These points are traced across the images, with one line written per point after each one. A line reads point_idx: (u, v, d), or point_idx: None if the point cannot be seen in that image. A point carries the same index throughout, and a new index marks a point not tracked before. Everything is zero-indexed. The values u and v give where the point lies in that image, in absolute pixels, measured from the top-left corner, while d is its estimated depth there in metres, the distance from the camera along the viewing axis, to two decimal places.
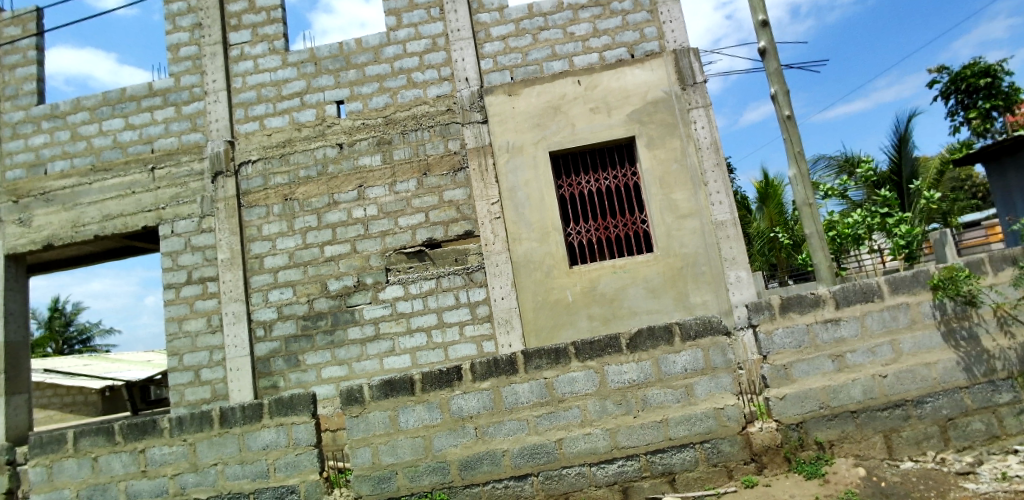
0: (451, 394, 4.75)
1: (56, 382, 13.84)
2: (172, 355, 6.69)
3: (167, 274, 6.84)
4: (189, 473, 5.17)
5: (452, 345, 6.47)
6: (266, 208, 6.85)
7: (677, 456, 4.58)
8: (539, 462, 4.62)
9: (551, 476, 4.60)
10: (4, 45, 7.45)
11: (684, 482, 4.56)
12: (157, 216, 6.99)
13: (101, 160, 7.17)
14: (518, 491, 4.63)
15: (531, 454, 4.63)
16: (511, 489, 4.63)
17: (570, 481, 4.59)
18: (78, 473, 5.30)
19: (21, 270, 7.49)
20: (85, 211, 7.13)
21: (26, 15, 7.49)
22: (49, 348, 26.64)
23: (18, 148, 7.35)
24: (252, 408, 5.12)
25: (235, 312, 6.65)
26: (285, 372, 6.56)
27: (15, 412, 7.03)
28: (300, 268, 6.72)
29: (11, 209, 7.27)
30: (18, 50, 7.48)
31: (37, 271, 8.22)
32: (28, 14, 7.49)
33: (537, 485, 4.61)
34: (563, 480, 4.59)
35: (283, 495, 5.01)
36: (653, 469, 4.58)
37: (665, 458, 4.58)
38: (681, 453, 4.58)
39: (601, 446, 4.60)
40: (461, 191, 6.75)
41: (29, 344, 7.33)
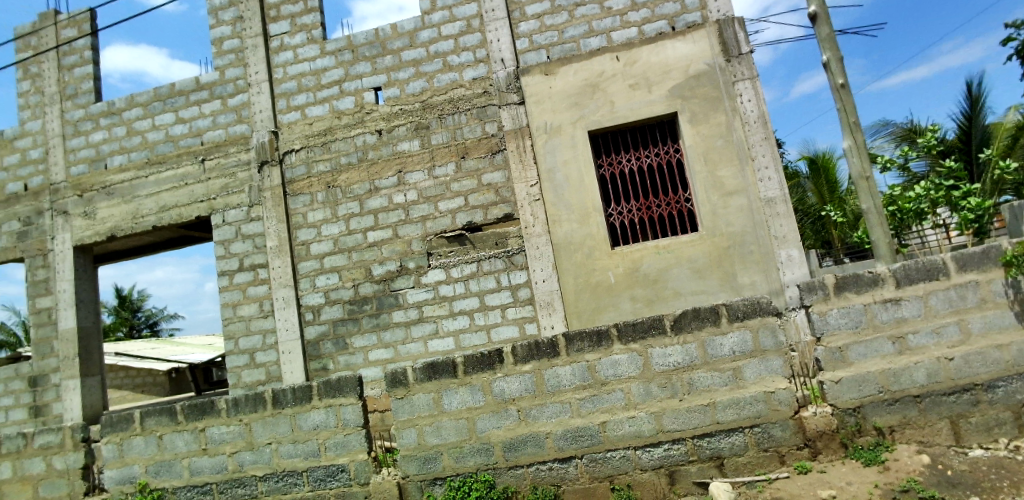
0: (492, 377, 4.78)
1: (132, 365, 14.61)
2: (229, 338, 7.00)
3: (220, 262, 7.12)
4: (246, 451, 5.72)
5: (494, 328, 6.50)
6: (310, 196, 7.01)
7: (725, 441, 4.47)
8: (583, 445, 4.61)
9: (595, 458, 4.60)
10: (63, 47, 7.87)
11: (733, 466, 4.46)
12: (209, 207, 7.27)
13: (155, 154, 7.50)
14: (561, 473, 4.65)
15: (574, 436, 4.62)
16: (555, 472, 4.66)
17: (614, 464, 4.58)
18: (145, 450, 5.95)
19: (89, 261, 7.97)
20: (143, 203, 7.50)
21: (81, 17, 7.88)
22: (122, 331, 28.39)
23: (80, 145, 7.77)
24: (302, 390, 5.61)
25: (286, 297, 6.87)
26: (334, 355, 6.74)
27: (90, 393, 7.56)
28: (344, 253, 6.86)
29: (77, 203, 7.72)
30: (75, 51, 7.88)
31: (104, 261, 8.72)
32: (81, 15, 7.87)
33: (581, 467, 4.62)
34: (608, 463, 4.59)
35: (334, 472, 5.48)
36: (700, 453, 4.49)
37: (712, 443, 4.48)
38: (729, 438, 4.47)
39: (646, 430, 4.54)
40: (500, 174, 6.70)
41: (99, 329, 7.82)
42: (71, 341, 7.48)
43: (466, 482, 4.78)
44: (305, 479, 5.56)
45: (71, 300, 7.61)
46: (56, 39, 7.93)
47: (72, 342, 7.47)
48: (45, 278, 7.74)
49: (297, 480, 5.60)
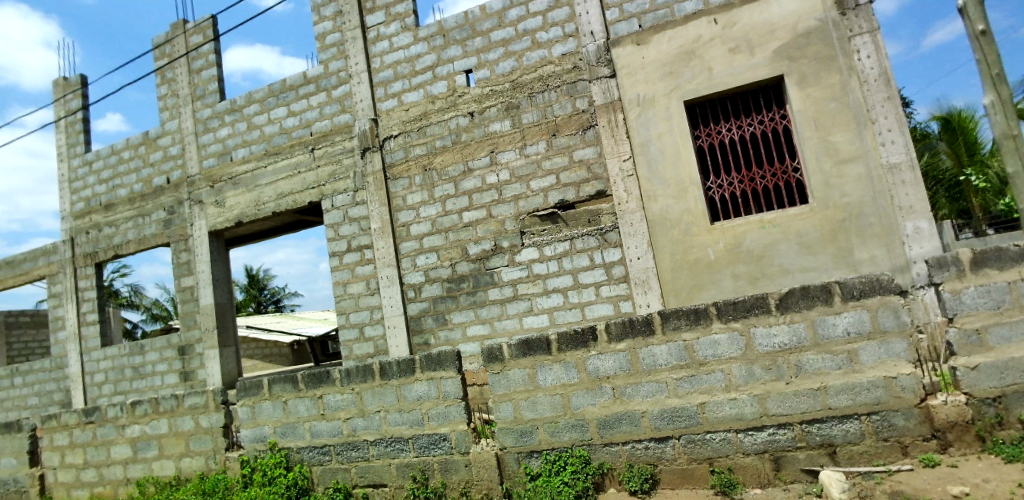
0: (587, 354, 4.79)
1: (256, 337, 15.81)
2: (340, 314, 7.58)
3: (331, 243, 7.68)
4: (359, 417, 6.27)
5: (588, 305, 6.49)
6: (409, 179, 7.32)
7: (838, 428, 4.19)
8: (680, 426, 4.53)
9: (694, 439, 4.51)
10: (191, 53, 8.83)
11: (847, 455, 4.18)
12: (319, 193, 7.82)
13: (272, 145, 8.17)
14: (658, 453, 4.63)
15: (671, 417, 4.56)
16: (651, 451, 4.64)
17: (714, 446, 4.46)
18: (274, 413, 6.68)
19: (221, 245, 8.92)
20: (263, 191, 8.23)
21: (205, 24, 8.77)
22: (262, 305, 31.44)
23: (209, 140, 8.63)
24: (406, 363, 6.04)
25: (389, 276, 7.29)
26: (434, 330, 7.09)
27: (226, 361, 8.61)
28: (441, 234, 7.12)
29: (209, 193, 8.63)
30: (201, 55, 8.79)
31: (234, 245, 9.71)
32: (205, 22, 8.75)
33: (679, 448, 4.56)
34: (707, 445, 4.48)
35: (437, 441, 5.87)
36: (809, 440, 4.26)
37: (823, 429, 4.22)
38: (843, 425, 4.18)
39: (748, 413, 4.37)
40: (591, 150, 6.60)
41: (232, 305, 8.79)
42: (209, 316, 8.50)
43: (562, 456, 4.90)
44: (410, 445, 5.99)
45: (208, 280, 8.60)
46: (185, 45, 8.90)
47: (211, 317, 8.49)
48: (187, 260, 8.84)
49: (403, 446, 6.02)
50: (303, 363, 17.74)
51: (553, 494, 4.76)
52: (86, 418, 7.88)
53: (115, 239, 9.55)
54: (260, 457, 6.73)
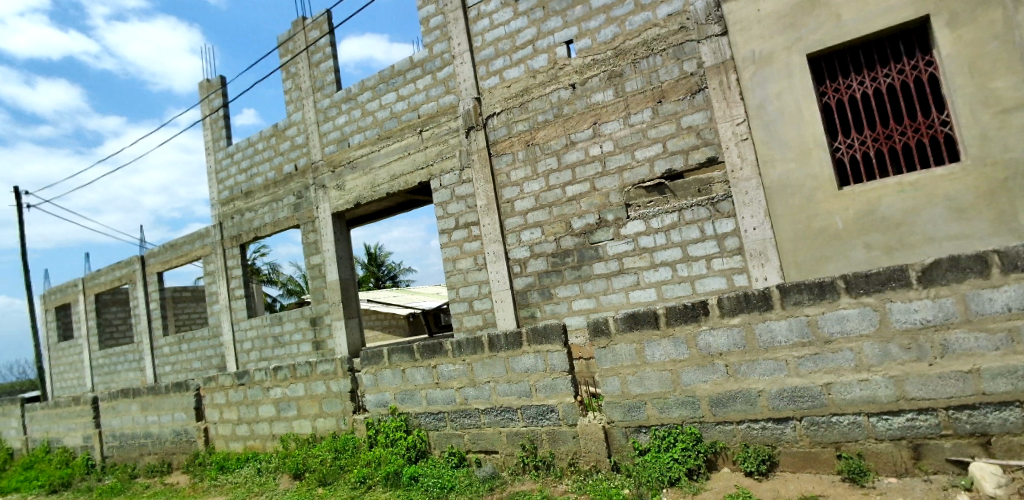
0: (698, 329, 4.62)
1: (375, 308, 16.77)
2: (451, 288, 7.89)
3: (440, 221, 7.97)
4: (470, 387, 6.57)
5: (699, 279, 6.24)
6: (512, 156, 7.38)
7: (993, 416, 3.73)
8: (802, 406, 4.27)
9: (817, 422, 4.24)
10: (311, 47, 9.54)
11: (1005, 447, 3.71)
12: (428, 173, 8.11)
13: (384, 129, 8.62)
14: (777, 433, 4.39)
15: (792, 397, 4.29)
16: (770, 432, 4.42)
17: (842, 430, 4.16)
18: (394, 380, 7.23)
19: (343, 225, 9.60)
20: (378, 173, 8.72)
21: (320, 19, 9.42)
22: (384, 281, 33.32)
23: (329, 128, 9.32)
24: (514, 335, 6.20)
25: (495, 252, 7.44)
26: (540, 304, 7.18)
27: (351, 332, 9.37)
28: (546, 209, 7.13)
29: (330, 177, 9.30)
30: (319, 49, 9.48)
31: (355, 225, 10.41)
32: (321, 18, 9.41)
33: (800, 430, 4.30)
34: (833, 428, 4.19)
35: (545, 412, 6.02)
36: (956, 427, 3.83)
37: (974, 417, 3.78)
38: (1001, 412, 3.71)
39: (882, 395, 4.01)
40: (701, 115, 6.27)
41: (355, 281, 9.48)
42: (335, 291, 9.25)
43: (671, 433, 4.82)
44: (519, 415, 6.21)
45: (333, 257, 9.31)
46: (306, 40, 9.63)
47: (336, 291, 9.24)
48: (315, 240, 9.60)
49: (512, 415, 6.27)
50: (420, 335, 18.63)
51: (664, 470, 4.70)
52: (238, 381, 8.88)
53: (255, 223, 10.54)
54: (383, 420, 7.33)
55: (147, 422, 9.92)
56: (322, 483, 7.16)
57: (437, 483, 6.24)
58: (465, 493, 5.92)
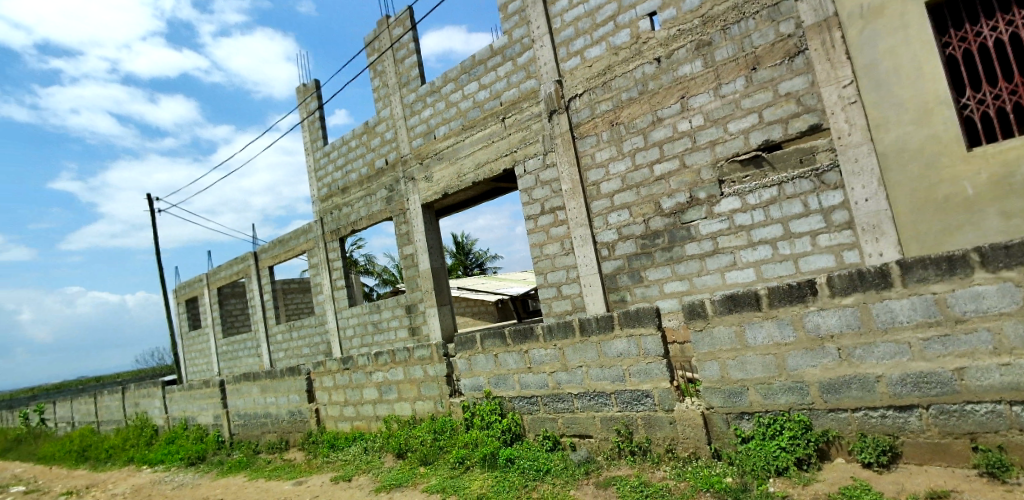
0: (805, 310, 4.32)
1: (465, 295, 17.12)
2: (539, 274, 7.90)
3: (526, 208, 7.95)
4: (562, 371, 6.54)
5: (804, 257, 5.83)
6: (597, 137, 7.20)
7: None
8: (929, 394, 3.89)
9: (948, 410, 3.85)
10: (396, 45, 9.77)
11: None
12: (512, 159, 8.11)
13: (468, 119, 8.73)
14: (900, 422, 4.03)
15: (917, 383, 3.92)
16: (891, 420, 4.07)
17: (978, 419, 3.76)
18: (487, 365, 7.33)
19: (433, 215, 9.83)
20: (463, 163, 8.84)
21: (403, 16, 9.62)
22: (473, 268, 33.93)
23: (416, 122, 9.54)
24: (605, 320, 6.14)
25: (583, 235, 7.35)
26: (630, 287, 7.02)
27: (444, 318, 9.62)
28: (633, 189, 6.92)
29: (419, 169, 9.53)
30: (403, 46, 9.70)
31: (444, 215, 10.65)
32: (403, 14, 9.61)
33: (928, 419, 3.92)
34: (968, 417, 3.79)
35: (640, 397, 5.94)
36: None
37: None
38: None
39: None
40: (801, 80, 5.82)
41: (446, 269, 9.68)
42: (427, 279, 9.52)
43: (778, 420, 4.55)
44: (613, 400, 6.15)
45: (424, 246, 9.55)
46: (390, 38, 9.88)
47: (428, 279, 9.50)
48: (406, 231, 9.88)
49: (606, 400, 6.22)
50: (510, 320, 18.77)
51: (770, 459, 4.46)
52: (343, 365, 9.36)
53: (352, 217, 11.00)
54: (478, 404, 7.48)
55: (267, 402, 10.62)
56: (423, 462, 7.36)
57: (533, 466, 6.31)
58: (560, 477, 5.97)
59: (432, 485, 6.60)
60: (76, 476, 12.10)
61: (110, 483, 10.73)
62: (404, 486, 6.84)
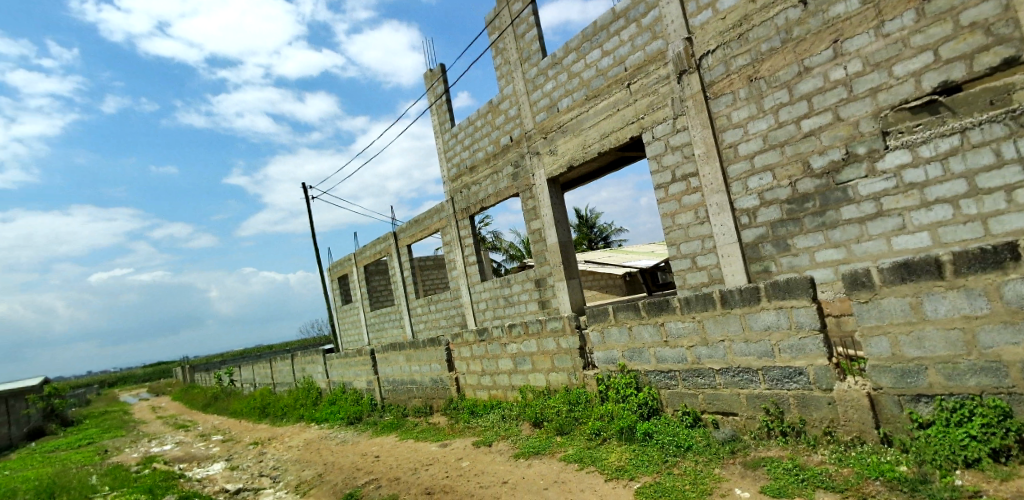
0: (1001, 279, 4.05)
1: (592, 269, 16.87)
2: (672, 245, 7.55)
3: (656, 176, 7.59)
4: (702, 345, 6.31)
5: (995, 216, 5.03)
6: (733, 95, 6.66)
7: None
8: None
9: None
10: (516, 20, 9.69)
11: None
12: (640, 127, 7.76)
13: (591, 89, 8.48)
14: None
15: None
16: None
17: None
18: (621, 338, 7.22)
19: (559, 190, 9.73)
20: (588, 134, 8.62)
21: None
22: (598, 242, 33.51)
23: (539, 96, 9.45)
24: (749, 291, 5.80)
25: (719, 203, 6.87)
26: (775, 257, 6.47)
27: (573, 292, 9.56)
28: (777, 149, 6.33)
29: (544, 143, 9.45)
30: (523, 20, 9.59)
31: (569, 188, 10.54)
32: None
33: None
34: None
35: (792, 375, 5.56)
36: None
37: None
38: None
39: None
40: (990, 5, 5.02)
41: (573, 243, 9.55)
42: (555, 253, 9.45)
43: (964, 405, 4.23)
44: (760, 377, 5.81)
45: (551, 221, 9.50)
46: (510, 14, 9.82)
47: (556, 253, 9.44)
48: (533, 206, 9.87)
49: (752, 377, 5.89)
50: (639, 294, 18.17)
51: (956, 448, 4.15)
52: (480, 336, 9.66)
53: (480, 195, 11.20)
54: (612, 377, 7.38)
55: (412, 370, 11.23)
56: (559, 432, 7.38)
57: (672, 442, 6.10)
58: (703, 455, 5.71)
59: (570, 454, 6.58)
60: (258, 430, 13.73)
61: (286, 436, 12.04)
62: (542, 453, 6.90)
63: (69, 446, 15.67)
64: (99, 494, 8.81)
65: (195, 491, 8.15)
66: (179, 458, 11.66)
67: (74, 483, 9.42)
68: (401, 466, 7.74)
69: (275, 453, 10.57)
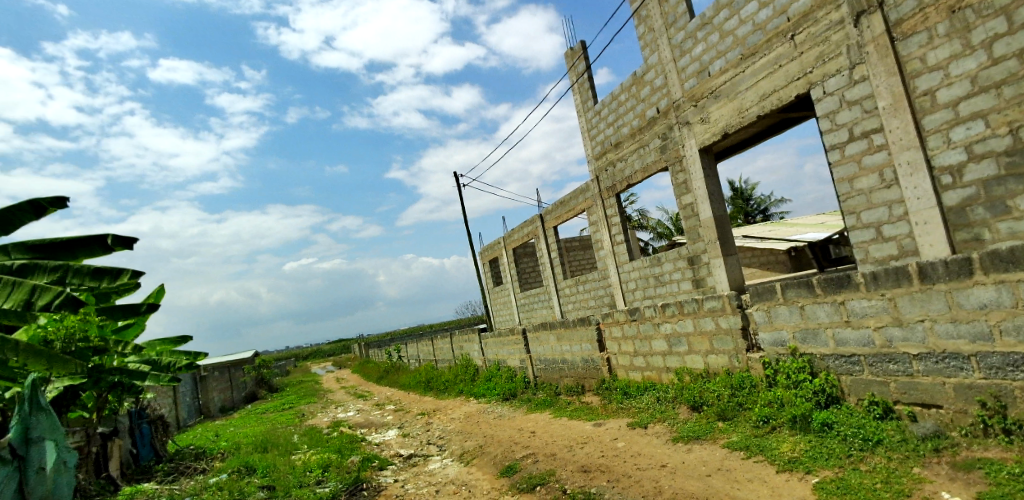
0: None
1: (752, 245, 15.71)
2: (850, 214, 6.69)
3: (829, 136, 6.73)
4: (894, 326, 5.54)
5: None
6: (927, 33, 5.75)
7: None
8: None
9: None
10: None
11: None
12: (807, 82, 6.91)
13: (747, 47, 7.75)
14: None
15: None
16: None
17: None
18: (791, 318, 6.58)
19: (711, 160, 9.01)
20: (745, 97, 7.87)
21: None
22: (756, 216, 31.18)
23: (687, 62, 8.83)
24: (958, 264, 5.01)
25: (911, 161, 5.98)
26: (989, 222, 5.55)
27: (731, 269, 8.86)
28: (990, 91, 5.41)
29: (694, 112, 8.82)
30: None
31: (722, 159, 9.78)
32: None
33: None
34: None
35: (1018, 362, 4.72)
36: None
37: None
38: None
39: None
40: None
41: (729, 217, 8.84)
42: (710, 228, 8.82)
43: None
44: (973, 365, 4.98)
45: (704, 194, 8.85)
46: None
47: (711, 229, 8.79)
48: (684, 180, 9.28)
49: (962, 363, 5.06)
50: (807, 270, 16.66)
51: None
52: (631, 316, 9.34)
53: (627, 172, 10.78)
54: (782, 360, 6.75)
55: (563, 350, 11.19)
56: (722, 418, 6.83)
57: (857, 434, 5.38)
58: (898, 451, 4.97)
59: (733, 441, 6.11)
60: (425, 402, 14.63)
61: (449, 409, 12.67)
62: (703, 439, 6.47)
63: (274, 409, 17.96)
64: (298, 451, 9.92)
65: (375, 454, 8.86)
66: (360, 424, 12.81)
67: (279, 440, 10.71)
68: (556, 443, 7.72)
69: (440, 424, 11.16)
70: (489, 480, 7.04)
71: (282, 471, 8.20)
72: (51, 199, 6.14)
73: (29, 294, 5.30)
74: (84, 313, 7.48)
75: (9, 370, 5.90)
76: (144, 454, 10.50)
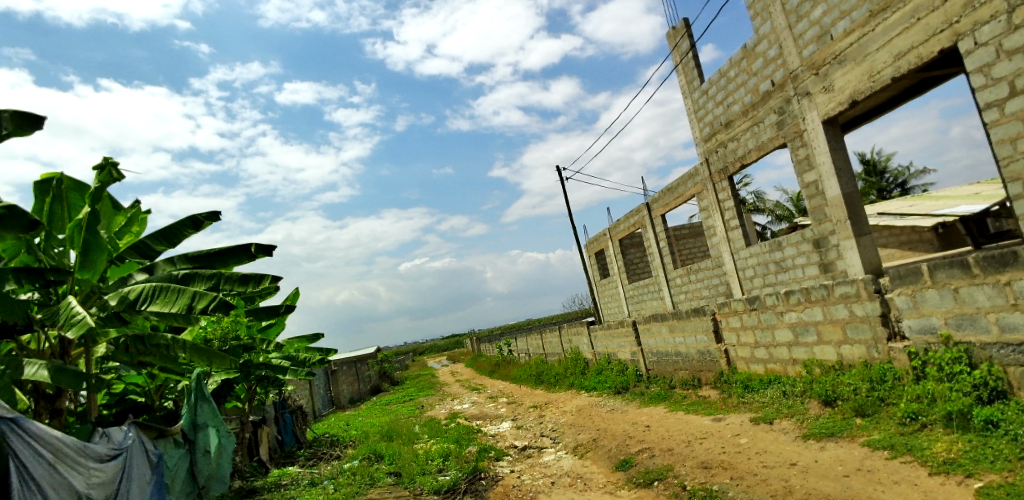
0: None
1: (890, 223, 14.27)
2: (1014, 181, 5.77)
3: (983, 93, 5.86)
4: None
5: None
6: None
7: None
8: None
9: None
10: None
11: None
12: (953, 34, 6.06)
13: (877, 2, 6.96)
14: None
15: None
16: None
17: None
18: (942, 303, 5.82)
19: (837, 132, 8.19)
20: (876, 58, 7.06)
21: None
22: (891, 190, 28.35)
23: (806, 27, 8.10)
24: None
25: None
26: None
27: (866, 251, 8.01)
28: None
29: (815, 81, 8.06)
30: None
31: (849, 130, 8.89)
32: None
33: None
34: None
35: None
36: None
37: None
38: None
39: None
40: None
41: (861, 194, 8.02)
42: (839, 207, 8.04)
43: None
44: None
45: (831, 170, 8.08)
46: None
47: (840, 207, 8.02)
48: (806, 156, 8.50)
49: None
50: (958, 248, 14.89)
51: None
52: (750, 305, 8.72)
53: (740, 151, 10.09)
54: (932, 350, 5.98)
55: (676, 342, 10.70)
56: (861, 414, 6.17)
57: None
58: None
59: (875, 440, 5.48)
60: (538, 395, 14.65)
61: (561, 402, 12.58)
62: (839, 437, 5.87)
63: (396, 401, 18.82)
64: (420, 441, 10.26)
65: (492, 445, 8.94)
66: (476, 415, 13.05)
67: (402, 430, 11.13)
68: (673, 437, 7.37)
69: (553, 416, 11.10)
70: (604, 473, 6.85)
71: (407, 458, 8.50)
72: (206, 215, 6.98)
73: (191, 299, 5.90)
74: (235, 314, 8.14)
75: (178, 365, 6.61)
76: (288, 441, 11.30)
